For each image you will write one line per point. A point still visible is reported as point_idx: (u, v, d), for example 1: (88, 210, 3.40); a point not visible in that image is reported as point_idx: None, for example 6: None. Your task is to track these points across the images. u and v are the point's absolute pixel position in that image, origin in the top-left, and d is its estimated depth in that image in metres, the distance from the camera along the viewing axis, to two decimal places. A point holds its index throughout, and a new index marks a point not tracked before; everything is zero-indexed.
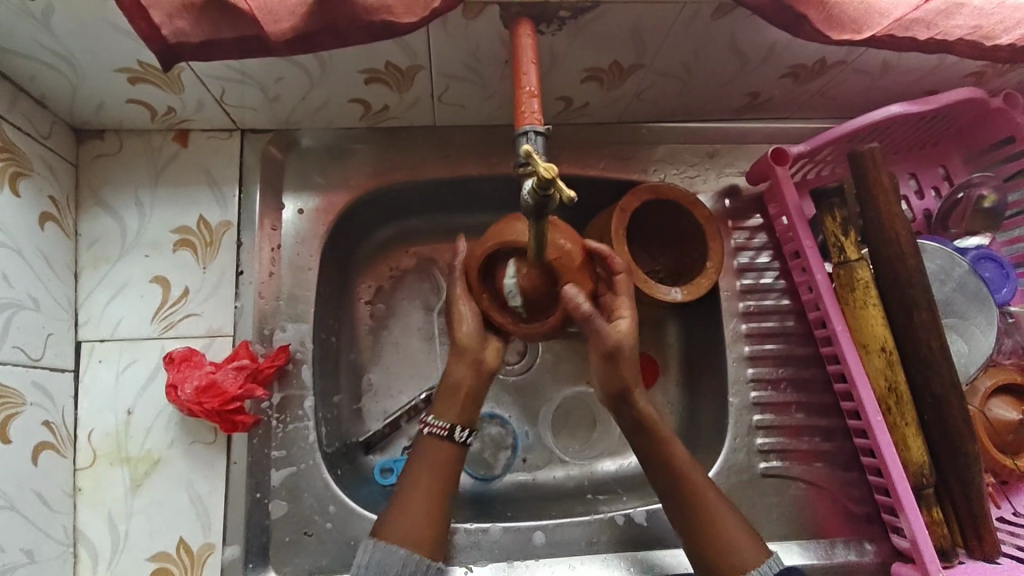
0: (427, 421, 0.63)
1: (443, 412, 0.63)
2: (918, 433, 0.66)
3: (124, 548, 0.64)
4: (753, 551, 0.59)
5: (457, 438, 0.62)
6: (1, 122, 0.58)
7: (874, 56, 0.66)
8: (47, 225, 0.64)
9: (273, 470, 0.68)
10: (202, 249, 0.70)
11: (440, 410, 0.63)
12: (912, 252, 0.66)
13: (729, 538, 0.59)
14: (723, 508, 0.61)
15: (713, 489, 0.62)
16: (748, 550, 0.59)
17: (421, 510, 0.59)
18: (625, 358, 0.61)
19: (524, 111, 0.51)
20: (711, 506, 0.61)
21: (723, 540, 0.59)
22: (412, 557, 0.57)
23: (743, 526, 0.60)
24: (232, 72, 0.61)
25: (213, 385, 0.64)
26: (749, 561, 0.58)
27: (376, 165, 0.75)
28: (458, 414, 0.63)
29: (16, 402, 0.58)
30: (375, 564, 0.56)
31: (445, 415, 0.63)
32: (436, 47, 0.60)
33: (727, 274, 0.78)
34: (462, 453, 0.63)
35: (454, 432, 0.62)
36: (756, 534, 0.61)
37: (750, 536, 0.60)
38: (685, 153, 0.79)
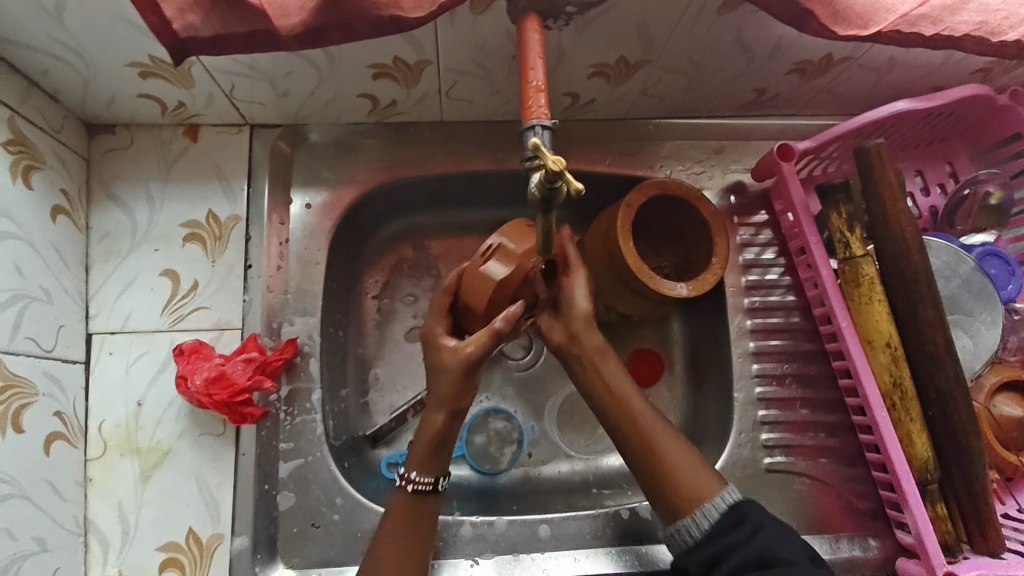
0: (410, 476, 0.62)
1: (423, 466, 0.62)
2: (924, 429, 0.66)
3: (134, 538, 0.64)
4: (709, 483, 0.57)
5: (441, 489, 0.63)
6: (15, 116, 0.59)
7: (881, 52, 0.66)
8: (59, 219, 0.65)
9: (281, 462, 0.69)
10: (211, 243, 0.70)
11: (423, 466, 0.62)
12: (917, 248, 0.66)
13: (681, 470, 0.58)
14: (672, 443, 0.60)
15: (661, 427, 0.61)
16: (703, 483, 0.57)
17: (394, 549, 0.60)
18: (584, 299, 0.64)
19: (530, 105, 0.51)
20: (657, 442, 0.60)
21: (676, 473, 0.58)
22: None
23: (695, 460, 0.59)
24: (241, 66, 0.62)
25: (222, 377, 0.64)
26: (704, 494, 0.57)
27: (383, 160, 0.76)
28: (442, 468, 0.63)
29: (29, 392, 0.58)
30: None
31: (427, 471, 0.62)
32: (444, 42, 0.61)
33: (732, 270, 0.78)
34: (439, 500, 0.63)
35: (438, 484, 0.63)
36: (714, 471, 0.59)
37: (707, 470, 0.59)
38: (691, 150, 0.80)
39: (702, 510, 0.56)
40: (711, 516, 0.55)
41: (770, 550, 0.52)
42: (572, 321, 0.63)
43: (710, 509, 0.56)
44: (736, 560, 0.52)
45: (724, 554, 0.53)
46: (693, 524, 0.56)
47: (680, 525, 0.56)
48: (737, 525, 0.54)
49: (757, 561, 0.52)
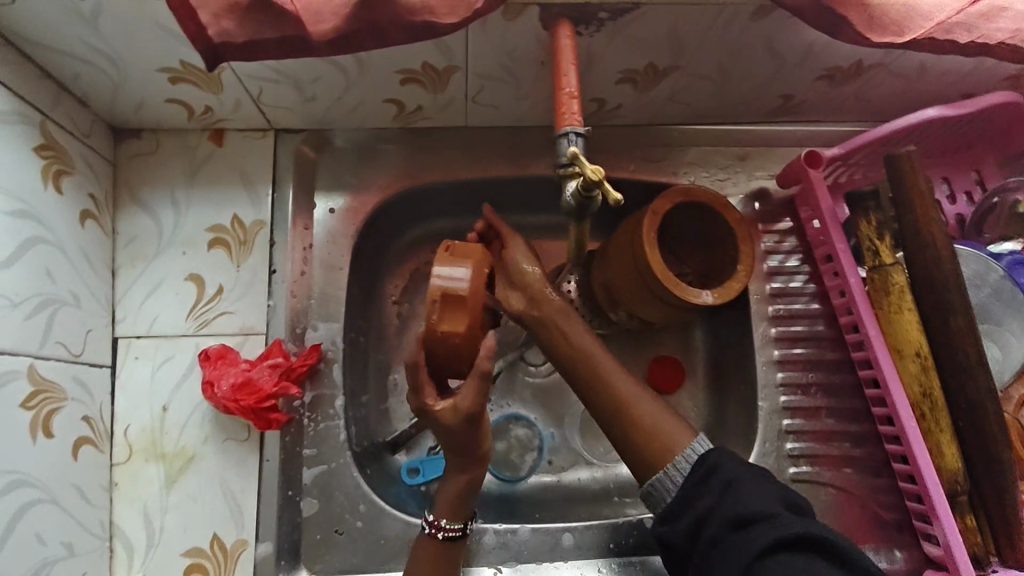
0: (440, 524, 0.62)
1: (451, 513, 0.62)
2: (954, 439, 0.65)
3: (159, 543, 0.64)
4: (679, 435, 0.60)
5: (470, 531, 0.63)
6: (46, 120, 0.59)
7: (911, 59, 0.66)
8: (88, 223, 0.65)
9: (304, 468, 0.68)
10: (236, 248, 0.70)
11: (452, 513, 0.62)
12: (949, 256, 0.65)
13: (650, 422, 0.61)
14: (639, 395, 0.62)
15: (625, 379, 0.63)
16: (674, 435, 0.60)
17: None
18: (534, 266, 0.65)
19: (563, 112, 0.52)
20: (623, 394, 0.62)
21: (645, 426, 0.61)
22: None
23: (660, 409, 0.62)
24: (270, 72, 0.62)
25: (248, 383, 0.64)
26: (677, 446, 0.59)
27: (408, 165, 0.76)
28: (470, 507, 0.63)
29: (59, 397, 0.58)
30: None
31: (455, 518, 0.62)
32: (474, 48, 0.61)
33: (757, 278, 0.78)
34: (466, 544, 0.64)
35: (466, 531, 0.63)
36: (683, 421, 0.62)
37: (676, 422, 0.61)
38: (716, 156, 0.79)
39: (675, 464, 0.58)
40: (683, 470, 0.57)
41: (745, 508, 0.52)
42: (528, 285, 0.65)
43: (682, 462, 0.58)
44: (712, 525, 0.53)
45: (704, 516, 0.54)
46: (666, 478, 0.58)
47: (654, 479, 0.58)
48: (707, 478, 0.56)
49: (732, 520, 0.52)
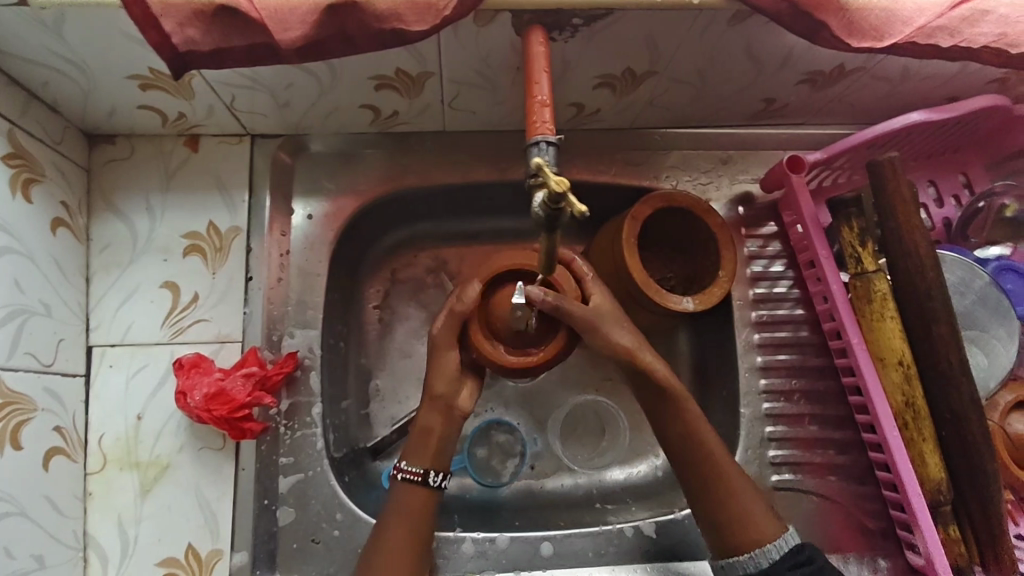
0: (400, 466, 0.63)
1: (428, 458, 0.63)
2: (936, 449, 0.64)
3: (133, 553, 0.64)
4: (769, 525, 0.60)
5: (432, 484, 0.63)
6: (14, 129, 0.59)
7: (894, 62, 0.65)
8: (60, 231, 0.64)
9: (281, 476, 0.68)
10: (212, 254, 0.70)
11: (412, 455, 0.63)
12: (931, 264, 0.64)
13: (746, 511, 0.60)
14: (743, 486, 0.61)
15: (736, 467, 0.62)
16: (765, 525, 0.60)
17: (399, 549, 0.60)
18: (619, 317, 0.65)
19: (535, 121, 0.50)
20: (731, 483, 0.61)
21: (738, 516, 0.60)
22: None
23: (759, 501, 0.61)
24: (244, 79, 0.61)
25: (221, 393, 0.64)
26: (766, 536, 0.59)
27: (387, 170, 0.75)
28: (433, 460, 0.63)
29: (29, 408, 0.58)
30: None
31: (420, 461, 0.62)
32: (446, 53, 0.60)
33: (740, 283, 0.77)
34: (437, 494, 0.64)
35: (428, 476, 0.63)
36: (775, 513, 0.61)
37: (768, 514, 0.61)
38: (698, 160, 0.78)
39: (764, 549, 0.58)
40: (772, 556, 0.58)
41: None
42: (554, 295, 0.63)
43: (771, 550, 0.58)
44: None
45: None
46: (750, 560, 0.58)
47: (738, 559, 0.59)
48: (800, 567, 0.57)
49: None
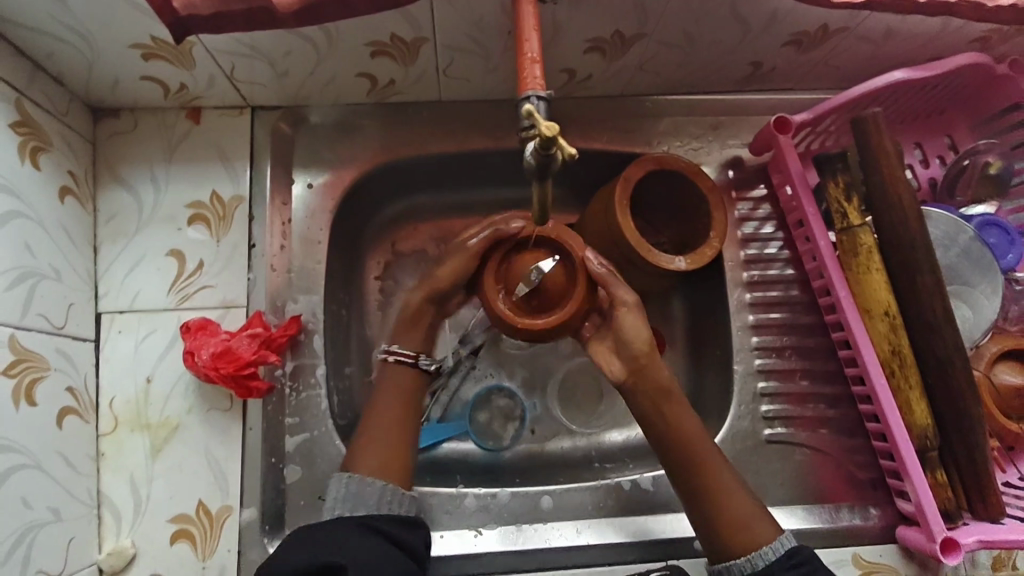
0: (393, 349, 0.69)
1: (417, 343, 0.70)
2: (922, 396, 0.66)
3: (145, 510, 0.66)
4: (764, 528, 0.61)
5: (423, 366, 0.69)
6: (22, 98, 0.61)
7: (877, 21, 0.66)
8: (67, 200, 0.66)
9: (287, 436, 0.70)
10: (215, 223, 0.71)
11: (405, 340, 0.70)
12: (915, 217, 0.66)
13: (742, 516, 0.61)
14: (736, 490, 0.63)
15: (727, 473, 0.64)
16: (760, 529, 0.61)
17: (393, 434, 0.65)
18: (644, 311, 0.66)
19: (525, 77, 0.50)
20: (722, 485, 0.63)
21: (733, 519, 0.61)
22: (387, 486, 0.62)
23: (755, 505, 0.63)
24: (243, 46, 0.63)
25: (228, 351, 0.66)
26: (761, 538, 0.61)
27: (384, 140, 0.77)
28: (421, 343, 0.70)
29: (42, 366, 0.60)
30: (351, 497, 0.61)
31: (411, 344, 0.70)
32: (440, 17, 0.61)
33: (731, 245, 0.78)
34: (425, 378, 0.69)
35: (419, 360, 0.69)
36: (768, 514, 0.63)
37: (763, 515, 0.62)
38: (689, 125, 0.80)
39: (760, 552, 0.60)
40: (770, 557, 0.59)
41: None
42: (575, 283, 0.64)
43: (767, 552, 0.60)
44: None
45: None
46: (747, 563, 0.60)
47: (734, 562, 0.60)
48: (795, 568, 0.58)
49: None
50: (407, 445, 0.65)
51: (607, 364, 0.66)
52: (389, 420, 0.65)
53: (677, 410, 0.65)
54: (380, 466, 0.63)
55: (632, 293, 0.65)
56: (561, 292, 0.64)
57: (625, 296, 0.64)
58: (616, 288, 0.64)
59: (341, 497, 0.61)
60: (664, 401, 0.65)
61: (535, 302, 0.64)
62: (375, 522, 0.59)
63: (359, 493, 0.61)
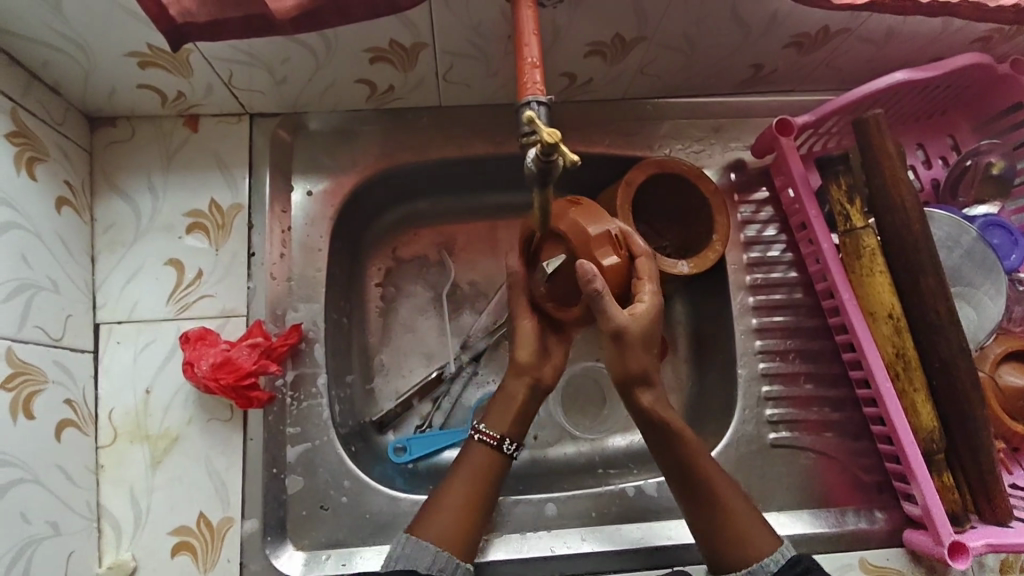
0: (479, 428, 0.66)
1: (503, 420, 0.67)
2: (928, 399, 0.66)
3: (145, 522, 0.65)
4: (764, 540, 0.59)
5: (504, 450, 0.66)
6: (17, 108, 0.60)
7: (877, 22, 0.66)
8: (64, 210, 0.65)
9: (289, 446, 0.69)
10: (214, 232, 0.71)
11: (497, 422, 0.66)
12: (919, 219, 0.66)
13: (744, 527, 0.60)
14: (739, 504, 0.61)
15: (727, 483, 0.62)
16: (761, 540, 0.59)
17: (459, 502, 0.62)
18: (634, 343, 0.58)
19: (526, 82, 0.50)
20: (730, 501, 0.61)
21: (736, 531, 0.60)
22: (442, 554, 0.59)
23: (756, 518, 0.61)
24: (240, 53, 0.62)
25: (228, 362, 0.65)
26: (761, 549, 0.59)
27: (384, 146, 0.76)
28: (510, 425, 0.67)
29: (39, 379, 0.59)
30: (405, 557, 0.58)
31: (499, 427, 0.66)
32: (439, 22, 0.61)
33: (734, 248, 0.78)
34: (505, 464, 0.66)
35: (503, 443, 0.66)
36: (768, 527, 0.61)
37: (763, 526, 0.61)
38: (691, 128, 0.79)
39: (760, 564, 0.58)
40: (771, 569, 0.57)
41: None
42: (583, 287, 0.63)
43: (768, 564, 0.58)
44: None
45: None
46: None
47: None
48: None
49: None
50: (472, 522, 0.62)
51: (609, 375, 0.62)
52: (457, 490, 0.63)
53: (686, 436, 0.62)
54: (442, 534, 0.60)
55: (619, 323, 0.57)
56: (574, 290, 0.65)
57: (608, 325, 0.57)
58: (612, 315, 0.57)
59: (395, 556, 0.59)
60: (670, 431, 0.62)
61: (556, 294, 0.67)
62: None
63: (414, 555, 0.58)
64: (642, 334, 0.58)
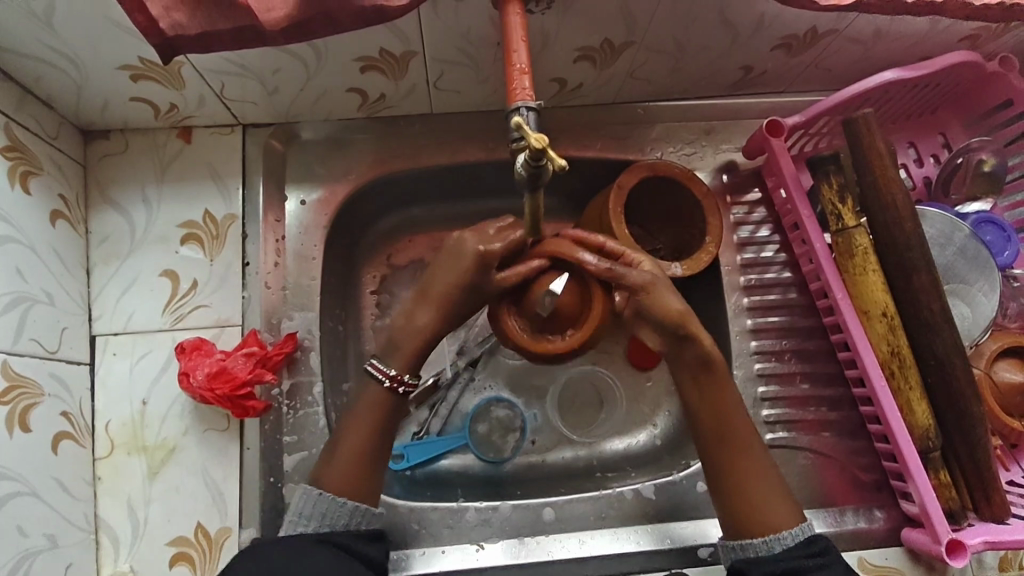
0: (401, 378, 0.63)
1: (405, 364, 0.64)
2: (923, 397, 0.66)
3: (144, 533, 0.65)
4: (783, 514, 0.60)
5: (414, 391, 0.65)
6: (10, 123, 0.60)
7: (864, 23, 0.66)
8: (59, 223, 0.66)
9: (286, 455, 0.69)
10: (209, 242, 0.71)
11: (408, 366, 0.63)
12: (910, 216, 0.66)
13: (762, 497, 0.61)
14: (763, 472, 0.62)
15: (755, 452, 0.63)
16: (780, 514, 0.60)
17: (357, 447, 0.62)
18: (661, 287, 0.61)
19: (515, 88, 0.50)
20: (755, 472, 0.62)
21: (754, 501, 0.61)
22: (357, 508, 0.61)
23: (781, 493, 0.62)
24: (230, 64, 0.62)
25: (222, 371, 0.65)
26: (781, 523, 0.60)
27: (377, 154, 0.76)
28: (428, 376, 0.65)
29: (35, 392, 0.59)
30: (319, 516, 0.60)
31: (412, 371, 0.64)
32: (428, 31, 0.62)
33: (727, 249, 0.78)
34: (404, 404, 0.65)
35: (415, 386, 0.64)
36: (791, 500, 0.62)
37: (783, 501, 0.61)
38: (682, 131, 0.80)
39: (777, 536, 0.59)
40: (786, 542, 0.59)
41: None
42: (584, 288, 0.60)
43: (785, 537, 0.59)
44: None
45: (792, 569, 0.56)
46: (763, 544, 0.59)
47: (749, 543, 0.60)
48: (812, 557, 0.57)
49: None
50: (376, 467, 0.63)
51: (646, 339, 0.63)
52: (355, 443, 0.62)
53: (718, 394, 0.63)
54: (349, 485, 0.61)
55: (648, 272, 0.61)
56: (580, 304, 0.59)
57: (637, 282, 0.60)
58: (634, 275, 0.60)
59: (306, 515, 0.60)
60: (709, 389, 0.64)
61: (561, 320, 0.59)
62: (340, 540, 0.59)
63: (328, 514, 0.60)
64: (663, 278, 0.62)
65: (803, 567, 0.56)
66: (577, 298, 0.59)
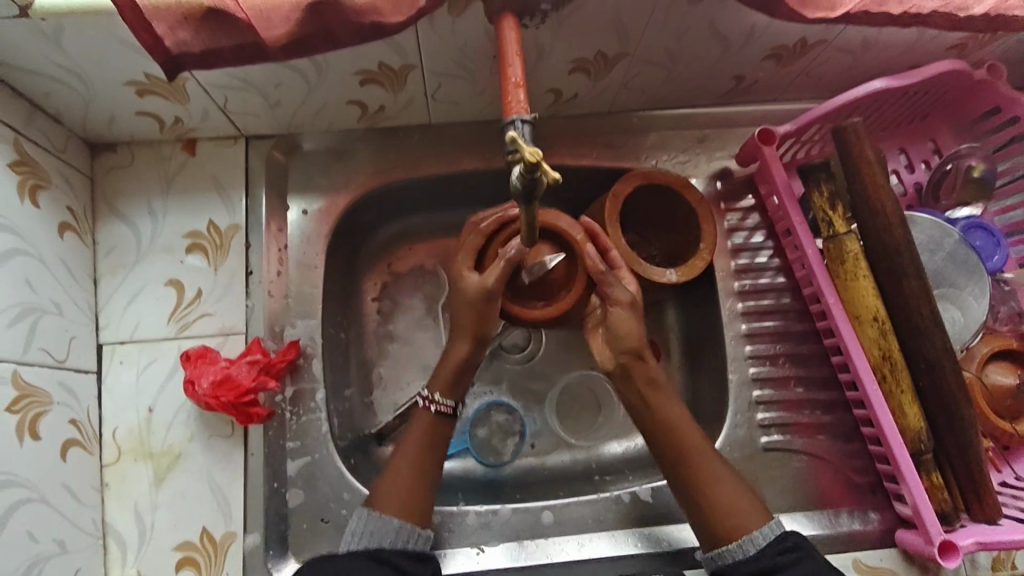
0: (434, 398, 0.67)
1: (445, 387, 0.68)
2: (915, 400, 0.67)
3: (150, 538, 0.67)
4: (752, 515, 0.61)
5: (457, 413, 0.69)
6: (19, 138, 0.62)
7: (852, 34, 0.68)
8: (67, 235, 0.67)
9: (289, 460, 0.71)
10: (212, 252, 0.73)
11: (446, 389, 0.68)
12: (899, 222, 0.67)
13: (730, 502, 0.62)
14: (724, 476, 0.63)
15: (712, 460, 0.64)
16: (748, 516, 0.61)
17: (409, 467, 0.65)
18: (627, 313, 0.66)
19: (510, 101, 0.51)
20: (716, 477, 0.63)
21: (722, 505, 0.62)
22: (406, 526, 0.62)
23: (745, 495, 0.63)
24: (233, 80, 0.64)
25: (228, 379, 0.66)
26: (752, 523, 0.61)
27: (376, 165, 0.78)
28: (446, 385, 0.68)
29: (45, 401, 0.61)
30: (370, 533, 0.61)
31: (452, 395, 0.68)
32: (426, 45, 0.63)
33: (722, 255, 0.79)
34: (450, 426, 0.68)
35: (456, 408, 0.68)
36: (757, 501, 0.63)
37: (750, 501, 0.63)
38: (676, 139, 0.81)
39: (749, 538, 0.60)
40: (758, 542, 0.60)
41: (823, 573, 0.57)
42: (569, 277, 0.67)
43: (757, 537, 0.60)
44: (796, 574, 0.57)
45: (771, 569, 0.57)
46: (739, 548, 0.60)
47: (725, 548, 0.61)
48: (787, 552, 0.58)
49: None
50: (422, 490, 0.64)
51: (597, 350, 0.68)
52: (410, 461, 0.65)
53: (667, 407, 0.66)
54: (400, 504, 0.63)
55: (629, 292, 0.66)
56: (563, 284, 0.67)
57: (616, 296, 0.65)
58: (615, 288, 0.65)
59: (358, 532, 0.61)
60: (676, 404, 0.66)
61: (542, 291, 0.67)
62: (386, 555, 0.59)
63: (377, 530, 0.61)
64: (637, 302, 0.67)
65: (775, 567, 0.57)
66: (564, 277, 0.67)
